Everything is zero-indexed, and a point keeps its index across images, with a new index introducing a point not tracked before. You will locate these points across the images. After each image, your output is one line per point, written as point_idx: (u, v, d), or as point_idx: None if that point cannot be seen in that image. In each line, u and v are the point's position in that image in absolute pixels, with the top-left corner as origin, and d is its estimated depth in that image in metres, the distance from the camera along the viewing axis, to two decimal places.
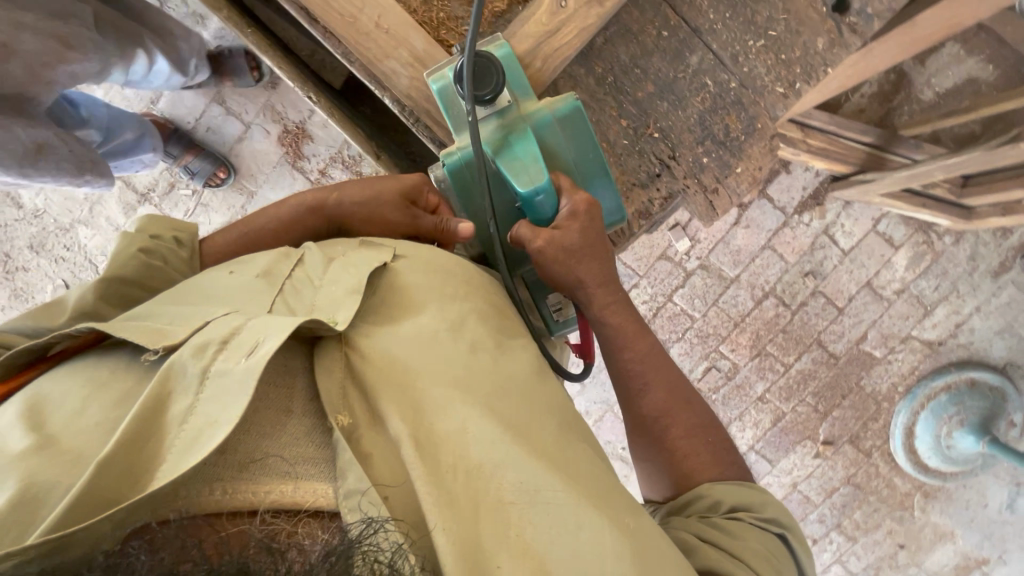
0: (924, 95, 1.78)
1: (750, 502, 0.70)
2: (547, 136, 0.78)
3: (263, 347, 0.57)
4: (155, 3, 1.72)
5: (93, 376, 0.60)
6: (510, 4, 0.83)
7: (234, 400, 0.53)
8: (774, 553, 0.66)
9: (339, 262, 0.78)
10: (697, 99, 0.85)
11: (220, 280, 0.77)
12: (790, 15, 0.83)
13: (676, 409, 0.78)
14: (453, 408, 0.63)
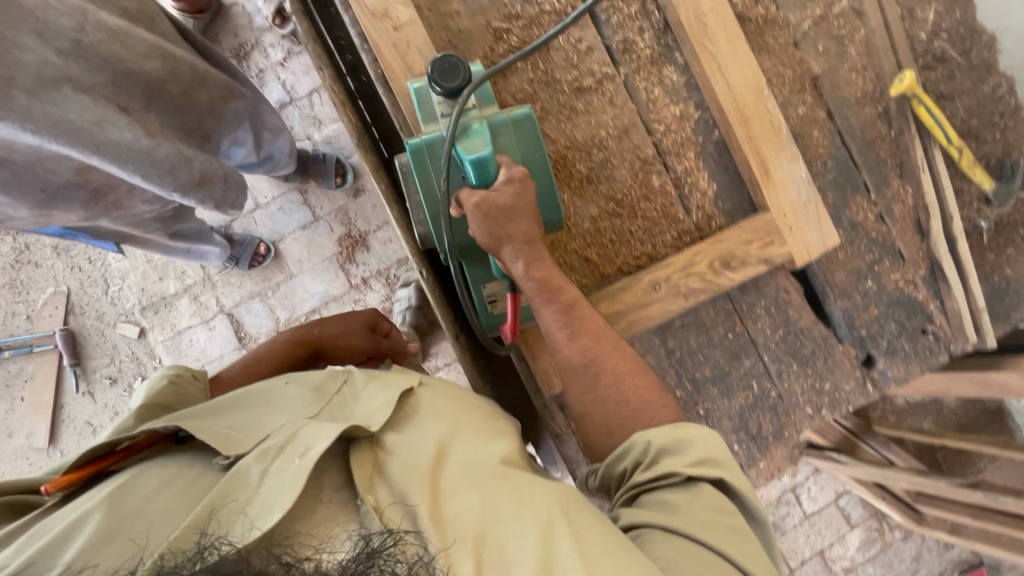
0: (897, 399, 2.02)
1: (676, 445, 0.71)
2: (501, 131, 0.86)
3: (314, 446, 0.63)
4: (287, 100, 1.95)
5: (164, 469, 0.65)
6: (617, 270, 0.97)
7: (287, 486, 0.59)
8: (703, 499, 0.66)
9: (375, 383, 0.81)
10: (741, 395, 0.99)
11: (278, 392, 0.81)
12: (830, 356, 1.00)
13: (607, 353, 0.81)
14: (464, 489, 0.64)
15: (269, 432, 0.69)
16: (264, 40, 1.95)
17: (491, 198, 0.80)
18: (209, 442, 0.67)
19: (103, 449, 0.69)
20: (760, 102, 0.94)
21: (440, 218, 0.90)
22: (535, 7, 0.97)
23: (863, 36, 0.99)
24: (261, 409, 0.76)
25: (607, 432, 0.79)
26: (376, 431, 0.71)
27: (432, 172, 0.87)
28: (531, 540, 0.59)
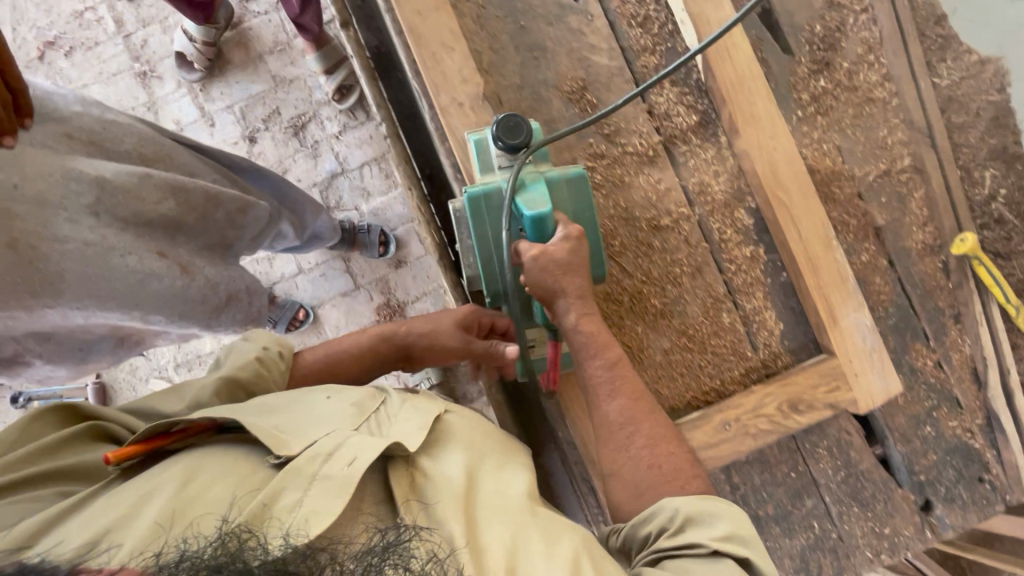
0: None
1: (702, 515, 0.67)
2: (555, 188, 0.88)
3: (361, 459, 0.63)
4: (339, 171, 2.02)
5: (210, 458, 0.64)
6: (686, 403, 1.00)
7: (333, 494, 0.59)
8: None
9: (409, 403, 0.78)
10: (803, 534, 1.00)
11: (316, 401, 0.77)
12: (889, 500, 1.01)
13: (641, 415, 0.78)
14: (491, 524, 0.64)
15: (320, 437, 0.67)
16: (322, 113, 2.03)
17: (549, 251, 0.80)
18: (262, 439, 0.65)
19: (161, 428, 0.67)
20: (828, 251, 0.99)
21: (490, 264, 0.90)
22: (618, 148, 1.03)
23: (922, 192, 1.06)
24: (303, 413, 0.73)
25: (635, 494, 0.74)
26: (412, 452, 0.70)
27: (488, 220, 0.87)
28: (554, 570, 0.60)
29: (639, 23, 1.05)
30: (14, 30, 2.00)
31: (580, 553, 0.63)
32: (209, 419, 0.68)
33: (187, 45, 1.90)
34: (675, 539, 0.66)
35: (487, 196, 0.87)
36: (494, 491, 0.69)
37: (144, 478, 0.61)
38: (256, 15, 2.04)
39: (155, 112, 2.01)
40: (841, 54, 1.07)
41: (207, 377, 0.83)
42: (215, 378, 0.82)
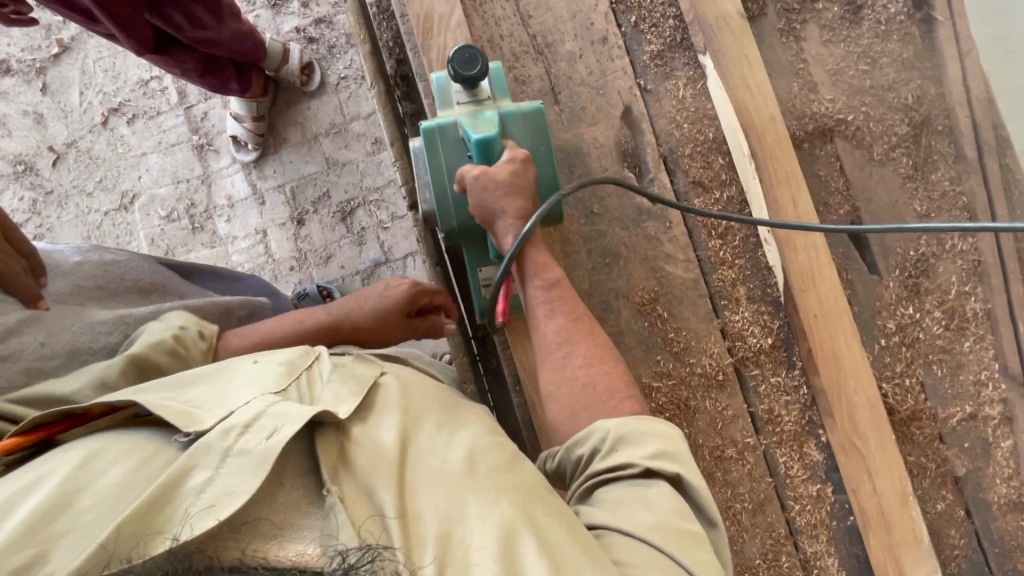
0: None
1: (634, 435, 0.65)
2: (511, 121, 0.86)
3: (285, 431, 0.55)
4: (383, 261, 2.00)
5: (113, 440, 0.56)
6: None
7: (250, 468, 0.52)
8: (659, 508, 0.61)
9: (336, 375, 0.69)
10: None
11: (240, 367, 0.67)
12: None
13: (579, 334, 0.76)
14: (425, 487, 0.57)
15: (235, 406, 0.59)
16: (371, 200, 2.02)
17: (491, 170, 0.78)
18: (166, 417, 0.57)
19: (51, 415, 0.60)
20: (904, 510, 0.94)
21: (445, 197, 0.86)
22: (687, 366, 0.98)
23: (1005, 440, 0.99)
24: (219, 382, 0.64)
25: (571, 416, 0.72)
26: (342, 419, 0.62)
27: (441, 153, 0.85)
28: (501, 553, 0.52)
29: (719, 233, 1.00)
30: (81, 93, 2.02)
31: (516, 519, 0.55)
32: (107, 404, 0.60)
33: (238, 128, 1.95)
34: (607, 465, 0.64)
35: (442, 128, 0.84)
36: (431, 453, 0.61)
37: (31, 467, 0.54)
38: (315, 97, 2.04)
39: (208, 186, 2.01)
40: (932, 281, 1.01)
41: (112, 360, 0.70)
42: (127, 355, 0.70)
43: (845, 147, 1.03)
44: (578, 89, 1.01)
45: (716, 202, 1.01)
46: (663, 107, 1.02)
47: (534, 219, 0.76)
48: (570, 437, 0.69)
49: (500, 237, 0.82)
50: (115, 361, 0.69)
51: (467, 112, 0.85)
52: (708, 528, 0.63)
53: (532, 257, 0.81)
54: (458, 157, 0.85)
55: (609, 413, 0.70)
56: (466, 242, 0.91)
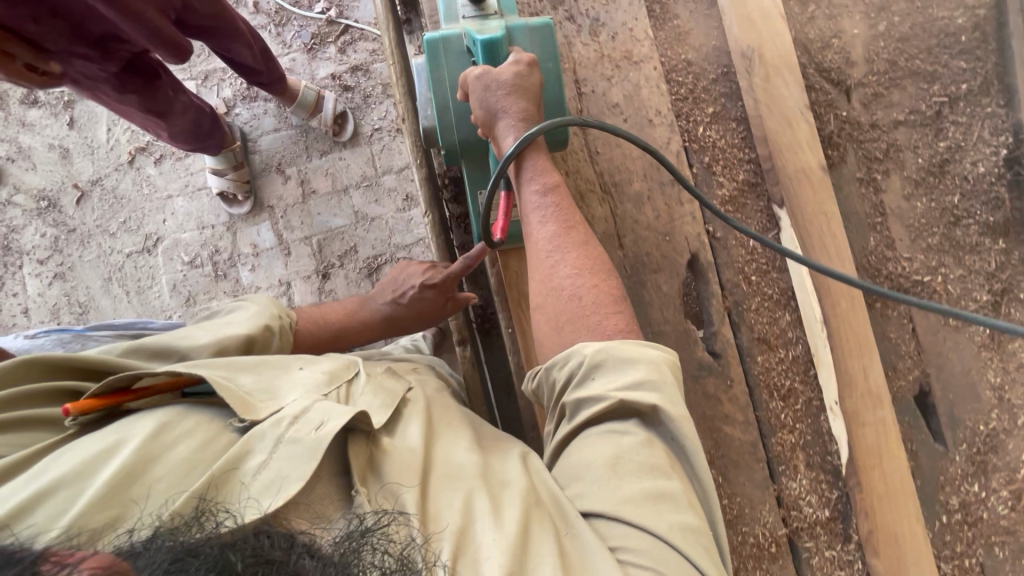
0: None
1: (607, 363, 0.65)
2: (518, 34, 0.86)
3: (331, 424, 0.61)
4: None
5: (181, 417, 0.62)
6: None
7: (302, 458, 0.58)
8: (637, 465, 0.60)
9: (371, 388, 0.75)
10: None
11: (287, 368, 0.73)
12: None
13: (568, 238, 0.77)
14: (442, 491, 0.62)
15: (288, 399, 0.66)
16: (399, 257, 1.96)
17: (493, 69, 0.78)
18: (228, 401, 0.63)
19: (120, 384, 0.65)
20: None
21: (446, 113, 0.87)
22: (738, 535, 0.92)
23: None
24: (272, 375, 0.71)
25: (556, 329, 0.73)
26: (374, 429, 0.68)
27: (445, 66, 0.86)
28: (514, 551, 0.56)
29: (781, 394, 0.96)
30: (108, 130, 1.98)
31: (524, 509, 0.60)
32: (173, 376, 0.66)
33: (223, 184, 1.90)
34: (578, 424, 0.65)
35: (446, 41, 0.86)
36: (449, 456, 0.67)
37: (98, 436, 0.59)
38: (347, 146, 1.99)
39: (233, 233, 1.97)
40: (1001, 458, 0.96)
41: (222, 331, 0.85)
42: (245, 332, 0.85)
43: (920, 309, 0.98)
44: (644, 232, 0.96)
45: (780, 361, 0.96)
46: (732, 256, 0.97)
47: (537, 126, 0.75)
48: (550, 361, 0.69)
49: (502, 147, 0.81)
50: (235, 339, 0.84)
51: (471, 24, 0.85)
52: (691, 480, 0.62)
53: (532, 160, 0.80)
54: (460, 70, 0.86)
55: (591, 326, 0.71)
56: (467, 159, 0.91)
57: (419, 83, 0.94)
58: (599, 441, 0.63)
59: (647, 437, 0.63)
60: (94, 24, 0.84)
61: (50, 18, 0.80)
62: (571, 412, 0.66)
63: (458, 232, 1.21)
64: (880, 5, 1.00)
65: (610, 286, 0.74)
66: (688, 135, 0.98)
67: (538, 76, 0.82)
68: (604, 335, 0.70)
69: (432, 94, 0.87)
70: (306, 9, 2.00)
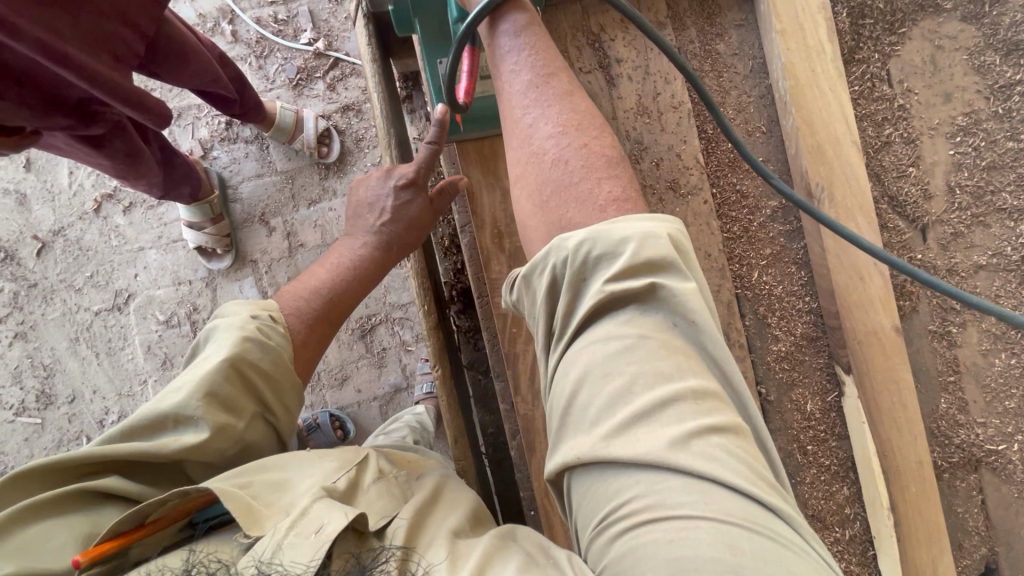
0: None
1: (594, 248, 0.51)
2: None
3: (330, 527, 0.49)
4: (405, 390, 1.81)
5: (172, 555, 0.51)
6: None
7: (304, 548, 0.47)
8: (641, 370, 0.48)
9: (380, 485, 0.61)
10: None
11: (290, 459, 0.61)
12: None
13: (553, 90, 0.60)
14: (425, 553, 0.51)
15: (290, 499, 0.55)
16: (395, 318, 1.81)
17: None
18: (229, 510, 0.51)
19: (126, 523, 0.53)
20: None
21: None
22: None
23: None
24: (269, 466, 0.59)
25: (540, 206, 0.59)
26: (370, 529, 0.54)
27: None
28: None
29: None
30: (70, 174, 1.79)
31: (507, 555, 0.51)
32: (188, 498, 0.55)
33: (200, 237, 1.72)
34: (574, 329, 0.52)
35: None
36: (439, 526, 0.56)
37: None
38: (337, 195, 1.81)
39: (213, 290, 1.80)
40: None
41: (204, 365, 0.62)
42: (225, 357, 0.62)
43: (991, 481, 0.87)
44: None
45: (835, 541, 0.85)
46: (787, 421, 0.84)
47: None
48: (524, 267, 0.54)
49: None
50: (219, 367, 0.61)
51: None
52: (709, 355, 0.51)
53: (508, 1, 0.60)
54: None
55: (580, 197, 0.56)
56: (419, 18, 0.70)
57: None
58: (589, 357, 0.50)
59: (653, 327, 0.51)
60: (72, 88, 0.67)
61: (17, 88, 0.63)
62: (558, 328, 0.53)
63: (467, 350, 1.07)
64: (964, 129, 0.86)
65: (605, 145, 0.59)
66: (741, 280, 0.84)
67: None
68: (597, 211, 0.55)
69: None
70: (290, 38, 1.79)
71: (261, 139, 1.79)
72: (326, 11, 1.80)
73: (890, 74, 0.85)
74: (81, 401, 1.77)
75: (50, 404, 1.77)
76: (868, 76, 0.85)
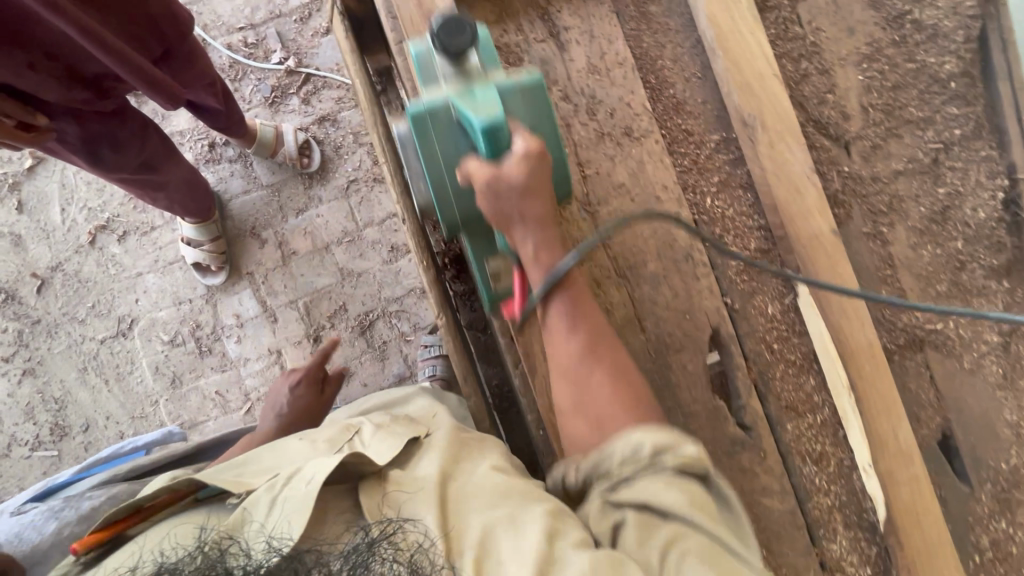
0: None
1: (670, 439, 0.64)
2: (509, 100, 0.76)
3: (315, 475, 0.63)
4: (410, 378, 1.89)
5: (179, 520, 0.65)
6: None
7: (297, 507, 0.60)
8: (664, 537, 0.59)
9: (382, 432, 0.75)
10: None
11: (288, 446, 0.80)
12: None
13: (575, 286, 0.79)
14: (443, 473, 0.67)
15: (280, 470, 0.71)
16: (392, 311, 1.90)
17: (504, 174, 0.73)
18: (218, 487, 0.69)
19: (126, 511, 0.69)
20: None
21: (443, 187, 0.79)
22: None
23: None
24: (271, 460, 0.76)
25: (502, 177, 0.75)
26: (383, 467, 0.68)
27: (436, 140, 0.76)
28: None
29: (813, 458, 0.96)
30: (62, 210, 1.85)
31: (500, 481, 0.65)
32: (177, 490, 0.70)
33: (197, 254, 1.80)
34: (637, 470, 0.64)
35: (437, 110, 0.75)
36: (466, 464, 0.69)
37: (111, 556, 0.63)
38: (324, 202, 1.90)
39: (213, 305, 1.87)
40: None
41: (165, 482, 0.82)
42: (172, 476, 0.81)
43: (936, 356, 0.99)
44: (664, 313, 0.94)
45: (809, 426, 0.96)
46: (753, 325, 0.96)
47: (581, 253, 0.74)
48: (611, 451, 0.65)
49: (516, 240, 0.78)
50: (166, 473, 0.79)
51: (457, 89, 0.74)
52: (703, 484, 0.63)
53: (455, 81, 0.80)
54: (447, 131, 0.76)
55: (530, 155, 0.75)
56: (470, 234, 0.84)
57: (403, 146, 0.84)
58: (554, 531, 0.58)
59: (699, 485, 0.63)
60: (92, 64, 0.89)
61: (46, 61, 0.84)
62: (595, 463, 0.67)
63: (465, 312, 1.16)
64: (869, 56, 0.99)
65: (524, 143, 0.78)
66: (697, 207, 0.96)
67: (549, 165, 0.77)
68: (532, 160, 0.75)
69: (423, 167, 0.78)
70: (261, 60, 1.90)
71: (244, 157, 1.88)
72: (293, 31, 1.91)
73: (799, 17, 0.99)
74: (95, 429, 1.82)
75: (65, 435, 1.81)
76: (781, 21, 0.99)
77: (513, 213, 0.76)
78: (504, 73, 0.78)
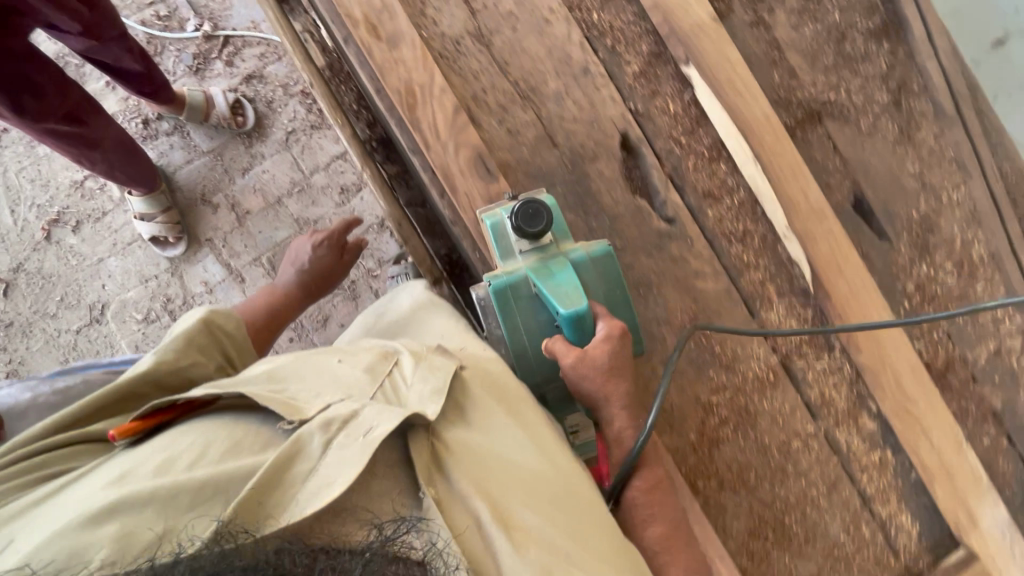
0: None
1: None
2: (582, 271, 0.83)
3: (379, 428, 0.59)
4: None
5: (217, 429, 0.60)
6: None
7: (350, 460, 0.56)
8: None
9: (424, 368, 0.72)
10: None
11: (328, 366, 0.72)
12: None
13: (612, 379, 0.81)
14: (482, 453, 0.66)
15: (334, 400, 0.64)
16: None
17: (588, 356, 0.76)
18: (273, 409, 0.62)
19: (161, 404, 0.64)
20: (961, 458, 1.01)
21: (523, 352, 0.84)
22: (739, 373, 1.00)
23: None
24: (308, 372, 0.70)
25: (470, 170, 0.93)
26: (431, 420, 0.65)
27: (517, 311, 0.83)
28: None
29: (738, 238, 1.02)
30: (12, 212, 1.88)
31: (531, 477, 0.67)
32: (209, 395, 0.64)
33: (151, 228, 1.83)
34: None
35: (513, 286, 0.82)
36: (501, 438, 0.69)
37: (146, 449, 0.59)
38: (267, 157, 1.93)
39: (180, 277, 1.90)
40: (938, 234, 1.06)
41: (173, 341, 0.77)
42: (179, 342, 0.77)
43: (835, 124, 1.05)
44: (573, 127, 0.99)
45: (729, 209, 1.02)
46: (659, 125, 1.01)
47: (665, 397, 0.80)
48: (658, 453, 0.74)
49: (607, 416, 0.81)
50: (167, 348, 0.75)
51: (534, 264, 0.82)
52: None
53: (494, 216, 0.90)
54: (532, 308, 0.83)
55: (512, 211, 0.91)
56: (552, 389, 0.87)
57: (483, 313, 0.88)
58: None
59: None
60: None
61: None
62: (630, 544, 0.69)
63: (401, 189, 1.21)
64: None
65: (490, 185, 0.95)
66: (586, 24, 1.01)
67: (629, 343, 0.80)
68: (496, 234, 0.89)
69: (506, 335, 0.84)
70: (177, 30, 1.92)
71: (181, 128, 1.91)
72: None
73: None
74: None
75: None
76: None
77: (597, 393, 0.79)
78: (577, 243, 0.85)
